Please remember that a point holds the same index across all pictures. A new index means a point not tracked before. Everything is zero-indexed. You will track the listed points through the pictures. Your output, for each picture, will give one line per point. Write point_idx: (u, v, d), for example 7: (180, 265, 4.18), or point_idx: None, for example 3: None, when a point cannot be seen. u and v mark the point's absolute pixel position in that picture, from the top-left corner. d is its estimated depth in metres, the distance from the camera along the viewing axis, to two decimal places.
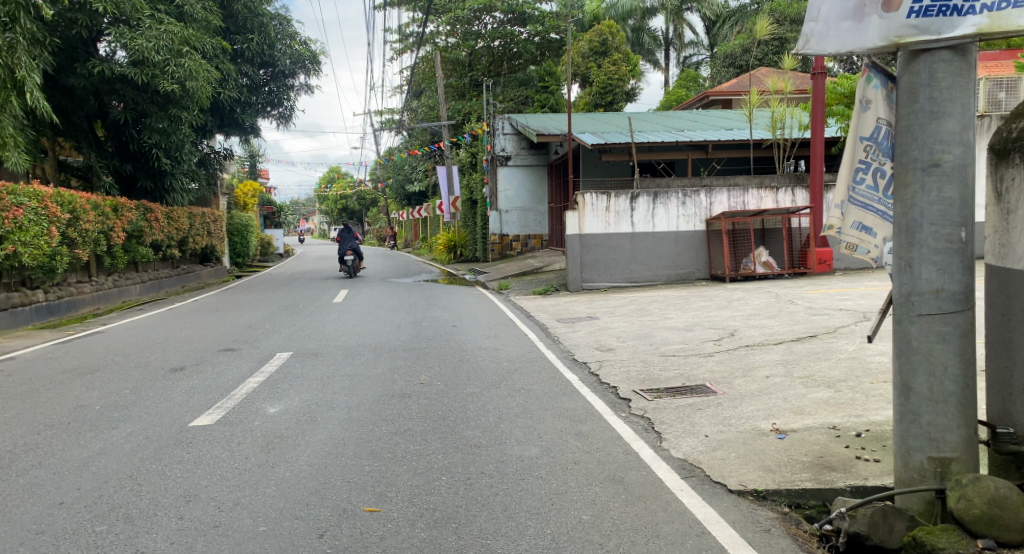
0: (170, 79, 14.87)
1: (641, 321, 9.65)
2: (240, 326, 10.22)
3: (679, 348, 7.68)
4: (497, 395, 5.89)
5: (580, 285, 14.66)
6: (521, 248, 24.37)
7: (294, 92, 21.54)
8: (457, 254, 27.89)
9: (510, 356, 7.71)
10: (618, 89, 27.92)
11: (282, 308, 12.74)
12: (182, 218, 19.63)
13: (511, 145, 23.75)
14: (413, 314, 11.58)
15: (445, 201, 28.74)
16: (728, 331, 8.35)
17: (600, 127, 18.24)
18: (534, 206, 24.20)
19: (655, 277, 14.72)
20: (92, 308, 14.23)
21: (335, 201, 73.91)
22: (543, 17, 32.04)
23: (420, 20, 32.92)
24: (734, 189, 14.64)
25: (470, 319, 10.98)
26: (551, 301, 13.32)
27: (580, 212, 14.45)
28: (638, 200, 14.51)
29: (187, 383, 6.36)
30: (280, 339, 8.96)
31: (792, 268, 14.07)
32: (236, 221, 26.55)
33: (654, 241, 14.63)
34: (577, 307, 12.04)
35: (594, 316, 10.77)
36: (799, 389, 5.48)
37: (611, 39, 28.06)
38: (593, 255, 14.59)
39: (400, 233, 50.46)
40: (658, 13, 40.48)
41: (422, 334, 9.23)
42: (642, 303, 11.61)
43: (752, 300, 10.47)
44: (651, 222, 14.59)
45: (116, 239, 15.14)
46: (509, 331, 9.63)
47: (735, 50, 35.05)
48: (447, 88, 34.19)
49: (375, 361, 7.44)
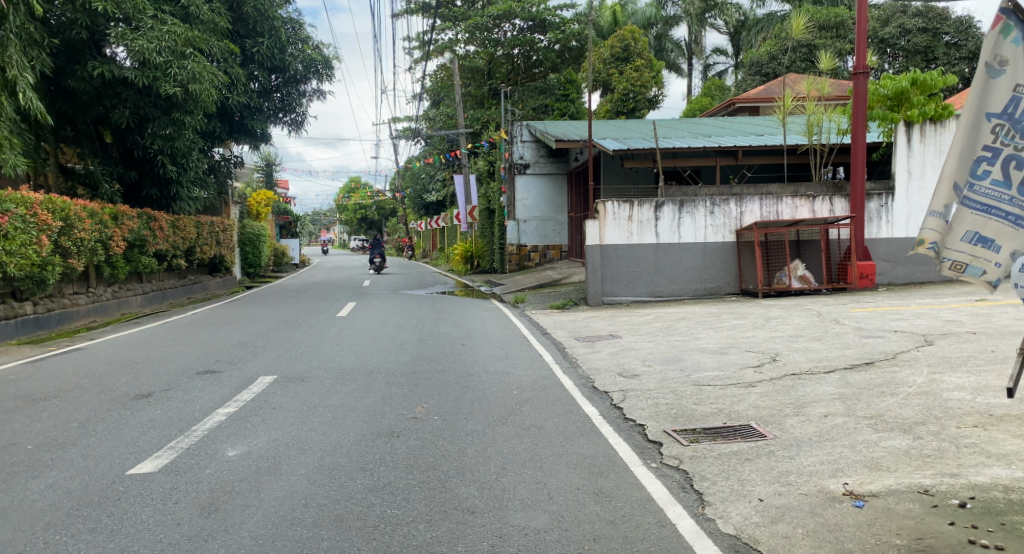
0: (173, 81, 14.27)
1: (668, 342, 8.70)
2: (232, 343, 9.44)
3: (713, 376, 6.72)
4: (502, 434, 4.99)
5: (601, 299, 13.73)
6: (539, 259, 23.41)
7: (306, 98, 20.95)
8: (473, 265, 27.10)
9: (521, 383, 6.80)
10: (641, 96, 27.00)
11: (282, 322, 11.97)
12: (189, 227, 19.03)
13: (530, 153, 22.94)
14: (420, 331, 10.72)
15: (462, 211, 27.96)
16: (769, 355, 7.37)
17: (623, 133, 17.33)
18: (552, 215, 23.34)
19: (682, 292, 13.73)
20: (88, 320, 13.57)
21: (355, 212, 73.73)
22: (564, 23, 31.26)
23: (438, 27, 32.33)
24: (767, 198, 13.63)
25: (480, 337, 10.10)
26: (570, 317, 12.40)
27: (601, 221, 13.59)
28: (663, 209, 13.59)
29: (148, 414, 5.55)
30: (269, 360, 8.13)
31: (831, 283, 13.00)
32: (249, 230, 25.99)
33: (681, 253, 13.66)
34: (598, 324, 11.10)
35: (615, 335, 9.84)
36: (869, 434, 4.50)
37: (633, 45, 27.15)
38: (615, 268, 13.67)
39: (417, 244, 49.84)
40: (680, 21, 39.61)
41: (425, 356, 8.35)
42: (668, 320, 10.65)
43: (792, 318, 9.47)
44: (677, 232, 13.64)
45: (115, 248, 14.52)
46: (522, 351, 8.72)
47: (762, 57, 34.20)
48: (465, 96, 33.51)
49: (367, 387, 6.58)
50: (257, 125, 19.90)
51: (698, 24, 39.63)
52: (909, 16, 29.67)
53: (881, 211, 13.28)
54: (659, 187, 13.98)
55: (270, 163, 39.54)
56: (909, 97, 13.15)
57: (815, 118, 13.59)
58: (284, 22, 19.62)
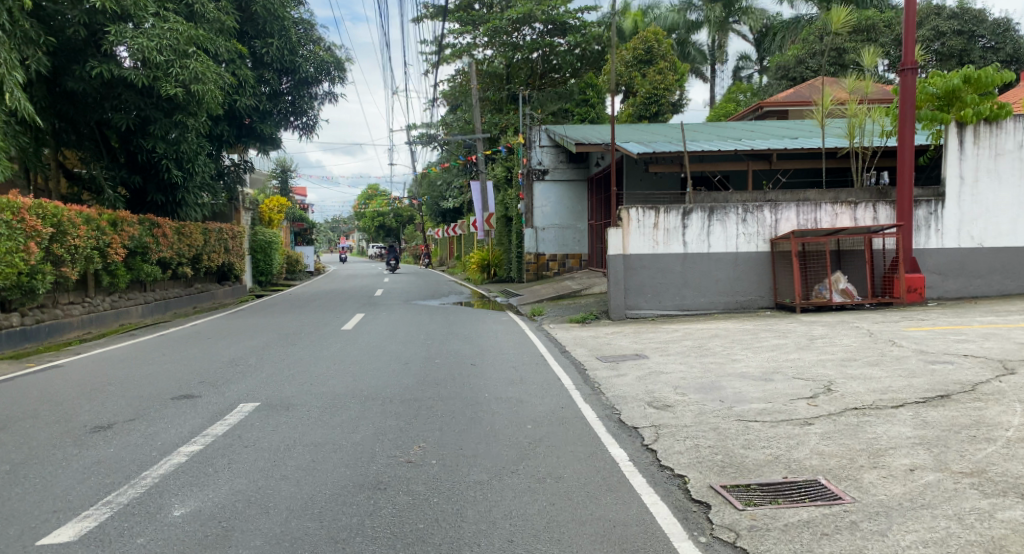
0: (174, 81, 13.63)
1: (703, 366, 7.77)
2: (222, 361, 8.65)
3: (759, 409, 5.79)
4: (512, 489, 4.11)
5: (624, 313, 12.84)
6: (558, 268, 22.60)
7: (318, 102, 20.33)
8: (490, 273, 26.30)
9: (535, 416, 5.93)
10: (665, 100, 26.05)
11: (281, 336, 11.18)
12: (195, 234, 18.41)
13: (549, 159, 22.09)
14: (428, 348, 9.88)
15: (479, 219, 27.22)
16: (823, 384, 6.41)
17: (647, 136, 16.42)
18: (572, 223, 22.45)
19: (712, 306, 12.78)
20: (82, 333, 12.87)
21: (373, 219, 73.29)
22: (585, 26, 30.46)
23: (456, 31, 31.69)
24: (805, 204, 12.63)
25: (493, 355, 9.23)
26: (591, 332, 11.51)
27: (624, 229, 12.73)
28: (691, 216, 12.68)
29: (98, 453, 4.74)
30: (258, 382, 7.34)
31: (876, 298, 11.98)
32: (260, 238, 25.41)
33: (710, 263, 12.72)
34: (621, 341, 10.19)
35: (641, 355, 8.92)
36: (976, 500, 3.57)
37: (657, 47, 26.27)
38: (639, 279, 12.80)
39: (433, 251, 49.13)
40: (703, 26, 38.67)
41: (431, 379, 7.50)
42: (699, 338, 9.71)
43: (840, 338, 8.50)
44: (706, 241, 12.71)
45: (113, 255, 13.89)
46: (538, 374, 7.83)
47: (790, 61, 33.34)
48: (484, 102, 32.77)
49: (360, 419, 5.74)
50: (267, 128, 19.25)
51: (722, 28, 38.63)
52: (945, 18, 28.42)
53: (931, 219, 12.23)
54: (686, 193, 13.08)
55: (284, 170, 39.06)
56: (961, 95, 12.14)
57: (856, 121, 12.64)
58: (295, 23, 19.04)
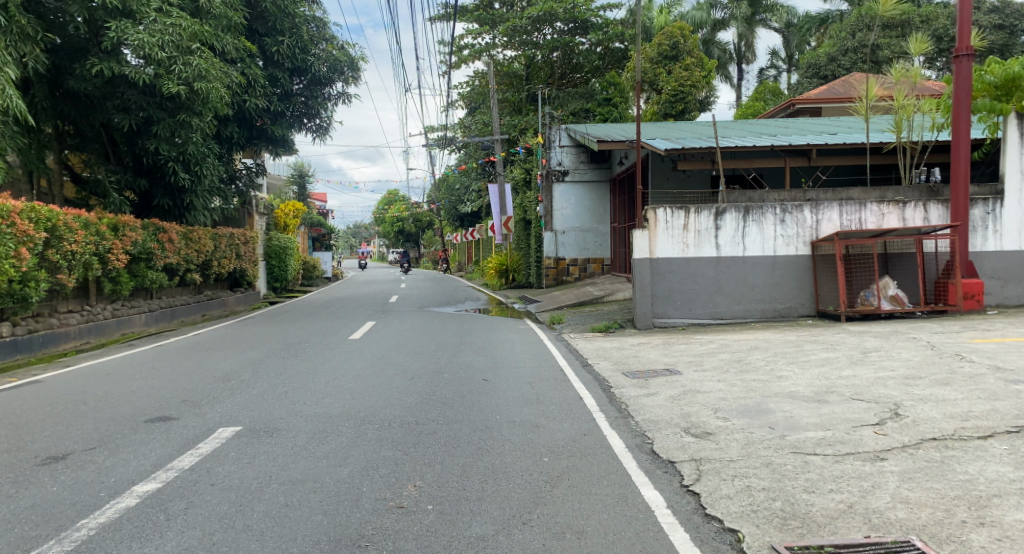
0: (176, 79, 13.09)
1: (743, 384, 6.90)
2: (214, 376, 7.97)
3: (817, 439, 4.93)
4: (522, 548, 3.32)
5: (651, 321, 12.00)
6: (579, 273, 21.76)
7: (331, 103, 19.73)
8: (509, 279, 25.55)
9: (553, 446, 5.14)
10: (691, 98, 25.09)
11: (285, 347, 10.50)
12: (205, 239, 17.90)
13: (569, 159, 21.31)
14: (439, 360, 9.12)
15: (498, 223, 26.45)
16: (888, 407, 5.53)
17: (674, 133, 15.57)
18: (594, 226, 21.61)
19: (746, 313, 11.90)
20: (80, 342, 12.33)
21: (393, 224, 72.93)
22: (607, 25, 29.68)
23: (475, 31, 31.10)
24: (847, 204, 11.72)
25: (510, 370, 8.44)
26: (616, 343, 10.68)
27: (651, 231, 11.93)
28: (724, 216, 11.83)
29: (36, 492, 4.03)
30: (248, 400, 6.63)
31: (927, 305, 10.99)
32: (275, 243, 24.90)
33: (744, 268, 11.85)
34: (648, 354, 9.34)
35: (672, 370, 8.07)
36: None
37: (682, 43, 25.39)
38: (667, 285, 11.96)
39: (452, 256, 48.50)
40: (728, 25, 37.68)
41: (439, 397, 6.74)
42: (734, 350, 8.84)
43: (898, 351, 7.58)
44: (740, 244, 11.84)
45: (113, 261, 13.37)
46: (558, 393, 7.02)
47: (821, 58, 32.26)
48: (503, 103, 32.08)
49: (352, 447, 4.99)
50: (279, 129, 18.69)
51: (748, 26, 37.50)
52: (985, 11, 27.17)
53: (987, 219, 11.23)
54: (718, 192, 12.23)
55: (302, 174, 38.73)
56: (1022, 83, 11.10)
57: (902, 113, 11.73)
58: (308, 21, 18.47)
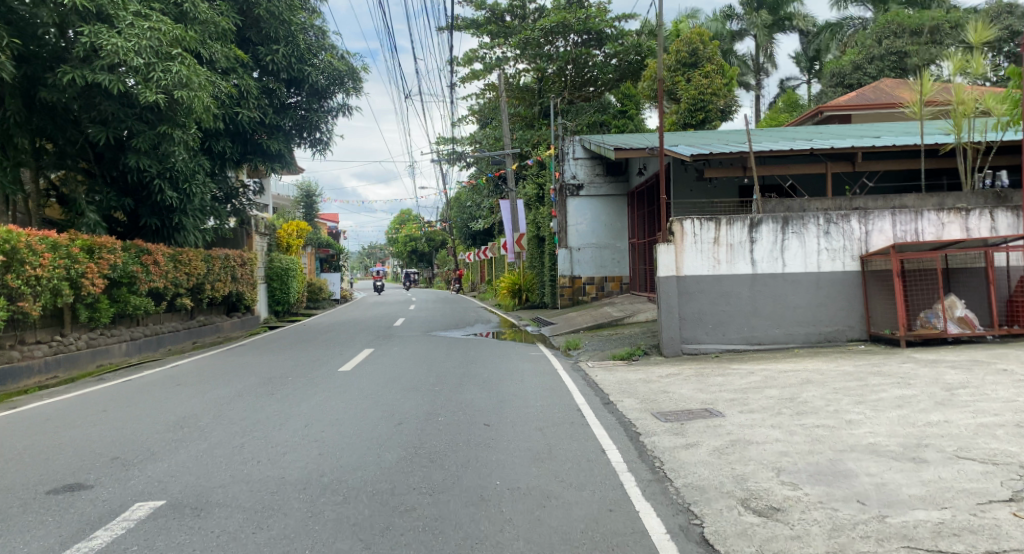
0: (155, 88, 12.03)
1: (806, 434, 5.53)
2: (167, 422, 6.71)
3: (936, 525, 3.58)
4: None
5: (679, 347, 10.68)
6: (595, 292, 20.42)
7: (332, 116, 18.56)
8: (522, 299, 24.31)
9: (569, 531, 3.80)
10: (712, 106, 23.81)
11: (263, 382, 9.25)
12: (196, 261, 16.84)
13: (584, 172, 20.10)
14: (436, 398, 7.84)
15: (510, 241, 25.13)
16: (1018, 472, 4.15)
17: (699, 140, 14.32)
18: (611, 242, 20.33)
19: (788, 337, 10.54)
20: (45, 377, 11.12)
21: (406, 244, 72.04)
22: (622, 36, 28.65)
23: (487, 44, 30.22)
24: (900, 213, 10.41)
25: (519, 410, 7.12)
26: (641, 373, 9.33)
27: (677, 246, 10.65)
28: (760, 228, 10.56)
29: None
30: (191, 457, 5.37)
31: (1001, 328, 9.53)
32: (277, 264, 23.87)
33: (784, 286, 10.54)
34: (681, 389, 7.98)
35: (712, 411, 6.71)
36: None
37: (702, 49, 24.29)
38: (697, 306, 10.65)
39: (464, 275, 47.29)
40: (746, 35, 36.60)
41: (429, 453, 5.45)
42: (784, 385, 7.47)
43: (994, 389, 6.19)
44: (779, 259, 10.55)
45: (88, 287, 12.24)
46: (575, 445, 5.71)
47: (845, 67, 30.94)
48: (515, 118, 31.11)
49: (295, 540, 3.69)
50: (275, 144, 17.46)
51: (767, 37, 36.37)
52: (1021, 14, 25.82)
53: None
54: (752, 201, 10.98)
55: (309, 194, 37.92)
56: None
57: (962, 110, 10.44)
58: (305, 28, 17.46)
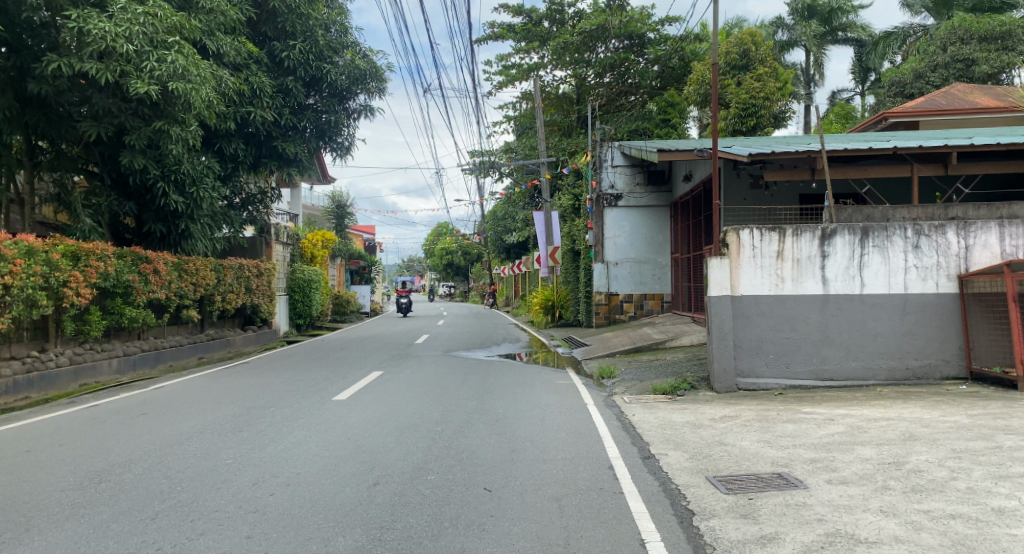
0: (148, 78, 10.84)
1: (938, 531, 3.86)
2: (89, 471, 5.32)
3: None
4: None
5: (734, 382, 8.96)
6: (634, 311, 18.73)
7: (353, 118, 17.36)
8: (555, 316, 22.78)
9: None
10: (765, 111, 21.95)
11: (241, 414, 7.87)
12: (206, 271, 15.71)
13: (623, 181, 18.49)
14: (433, 444, 6.33)
15: (543, 254, 23.49)
16: None
17: (757, 141, 12.64)
18: (652, 257, 18.64)
19: (867, 373, 8.77)
20: (13, 399, 9.82)
21: (441, 257, 71.03)
22: (665, 39, 27.00)
23: (524, 51, 28.93)
24: (1009, 225, 8.60)
25: (534, 468, 5.56)
26: (690, 414, 7.68)
27: (733, 260, 8.95)
28: (832, 240, 8.84)
29: None
30: (75, 537, 3.93)
31: None
32: (299, 275, 22.81)
33: (863, 310, 8.79)
34: (743, 441, 6.31)
35: (789, 479, 5.06)
36: None
37: (754, 51, 22.53)
38: (756, 333, 8.93)
39: (499, 290, 45.86)
40: (798, 45, 34.56)
41: (397, 544, 3.92)
42: (880, 441, 5.76)
43: None
44: (856, 278, 8.79)
45: (71, 297, 11.05)
46: (602, 532, 4.13)
47: (906, 75, 28.55)
48: (550, 127, 29.68)
49: None
50: (290, 147, 16.22)
51: (819, 46, 34.16)
52: None
53: None
54: (824, 208, 9.25)
55: (339, 204, 37.10)
56: None
57: None
58: (327, 24, 16.29)
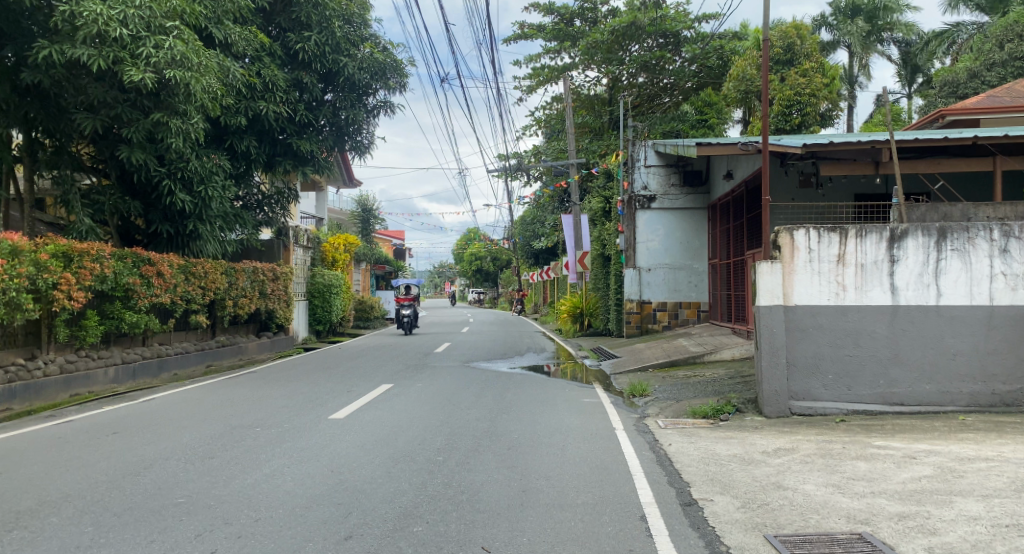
0: (144, 66, 10.12)
1: None
2: (7, 512, 4.42)
3: None
4: None
5: (786, 405, 7.78)
6: (668, 320, 17.50)
7: (372, 115, 16.47)
8: (583, 324, 21.67)
9: None
10: (811, 108, 20.56)
11: (221, 435, 6.96)
12: (216, 275, 14.97)
13: (657, 182, 17.32)
14: (428, 481, 5.31)
15: (571, 259, 22.41)
16: None
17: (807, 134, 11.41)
18: (688, 262, 17.43)
19: (944, 398, 7.52)
20: None
21: (470, 263, 70.33)
22: (703, 37, 25.73)
23: (554, 50, 27.95)
24: None
25: (546, 517, 4.52)
26: (738, 445, 6.53)
27: (785, 265, 7.79)
28: (903, 242, 7.61)
29: None
30: None
31: None
32: (319, 280, 22.11)
33: (940, 324, 7.54)
34: (806, 485, 5.15)
35: (874, 544, 3.93)
36: None
37: (799, 45, 21.25)
38: (812, 348, 7.76)
39: (528, 296, 44.81)
40: (840, 45, 32.92)
41: None
42: (985, 492, 4.59)
43: None
44: (932, 286, 7.55)
45: (62, 301, 10.32)
46: None
47: (960, 74, 26.65)
48: (581, 129, 28.61)
49: None
50: (305, 145, 15.37)
51: (864, 47, 32.43)
52: None
53: None
54: (893, 206, 8.05)
55: (365, 208, 36.52)
56: None
57: None
58: (346, 16, 15.43)
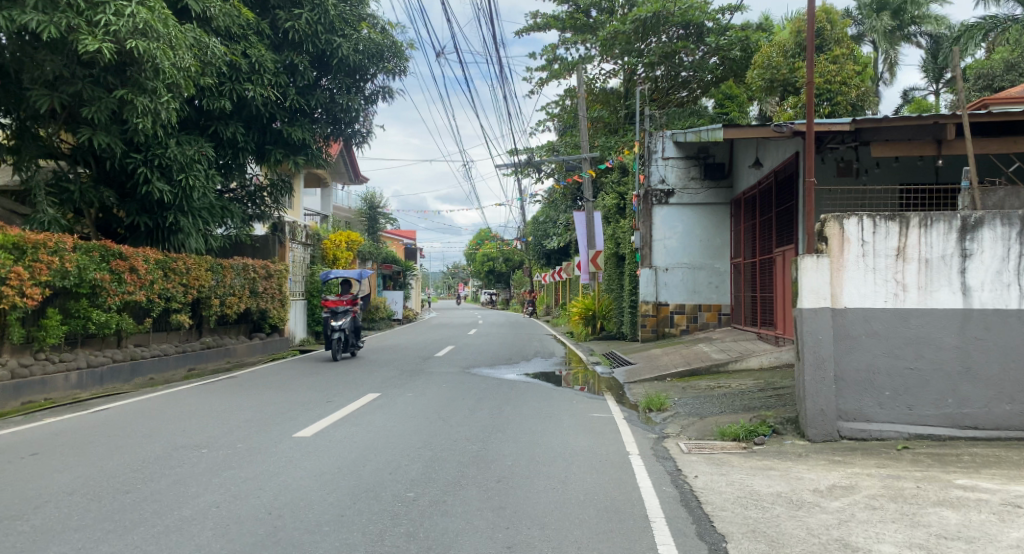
0: (103, 35, 9.04)
1: None
2: None
3: None
4: None
5: (834, 427, 6.50)
6: (686, 325, 16.21)
7: (370, 101, 15.37)
8: (595, 327, 20.42)
9: None
10: (842, 97, 19.18)
11: (154, 458, 5.80)
12: (200, 272, 13.89)
13: (675, 175, 16.09)
14: (385, 531, 4.11)
15: (584, 259, 21.17)
16: None
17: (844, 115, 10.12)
18: (708, 262, 16.15)
19: None
20: None
21: (484, 264, 69.29)
22: (726, 28, 24.44)
23: (570, 41, 26.76)
24: None
25: None
26: (782, 480, 5.27)
27: (833, 259, 6.53)
28: (977, 234, 6.32)
29: None
30: None
31: None
32: (317, 278, 21.06)
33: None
34: (880, 544, 3.91)
35: None
36: None
37: (829, 30, 19.91)
38: (866, 358, 6.49)
39: (540, 297, 43.61)
40: (867, 38, 31.40)
41: None
42: None
43: None
44: (1013, 287, 6.26)
45: (11, 299, 9.22)
46: None
47: (995, 67, 25.07)
48: (596, 124, 27.37)
49: None
50: (297, 132, 14.32)
51: (893, 40, 30.90)
52: None
53: None
54: (962, 192, 6.76)
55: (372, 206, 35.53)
56: None
57: None
58: None
